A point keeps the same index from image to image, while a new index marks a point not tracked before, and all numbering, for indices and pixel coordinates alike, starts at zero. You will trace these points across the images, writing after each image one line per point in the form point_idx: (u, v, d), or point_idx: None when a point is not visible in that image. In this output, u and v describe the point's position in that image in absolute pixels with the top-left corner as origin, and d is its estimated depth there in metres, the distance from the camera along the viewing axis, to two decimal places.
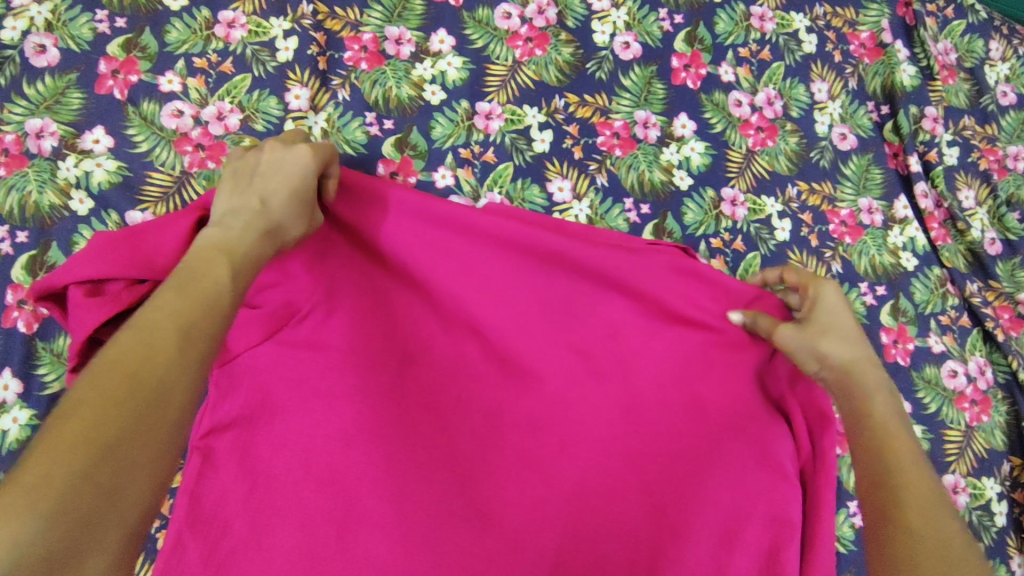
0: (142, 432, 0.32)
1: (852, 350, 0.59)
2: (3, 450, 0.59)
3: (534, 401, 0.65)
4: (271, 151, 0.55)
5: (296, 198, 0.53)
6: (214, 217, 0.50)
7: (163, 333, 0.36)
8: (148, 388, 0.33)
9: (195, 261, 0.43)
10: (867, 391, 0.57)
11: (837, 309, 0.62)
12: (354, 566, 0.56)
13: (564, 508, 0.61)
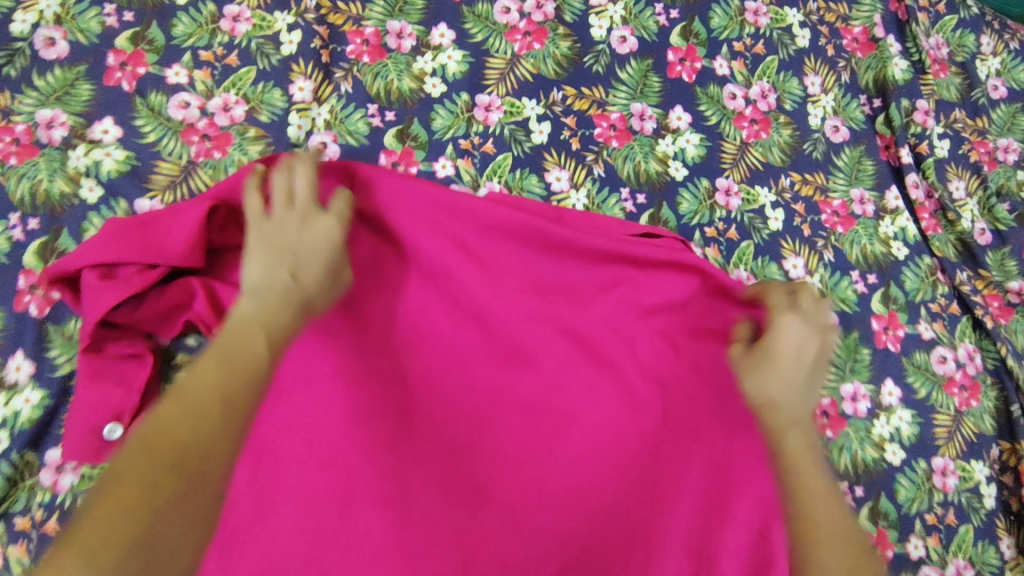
0: (184, 499, 0.39)
1: (790, 389, 0.59)
2: (17, 429, 0.61)
3: (532, 384, 0.67)
4: (302, 223, 0.56)
5: (326, 271, 0.55)
6: (247, 290, 0.52)
7: (203, 406, 0.42)
8: (186, 460, 0.40)
9: (237, 330, 0.48)
10: (782, 425, 0.57)
11: (790, 347, 0.61)
12: (354, 543, 0.57)
13: (561, 488, 0.63)
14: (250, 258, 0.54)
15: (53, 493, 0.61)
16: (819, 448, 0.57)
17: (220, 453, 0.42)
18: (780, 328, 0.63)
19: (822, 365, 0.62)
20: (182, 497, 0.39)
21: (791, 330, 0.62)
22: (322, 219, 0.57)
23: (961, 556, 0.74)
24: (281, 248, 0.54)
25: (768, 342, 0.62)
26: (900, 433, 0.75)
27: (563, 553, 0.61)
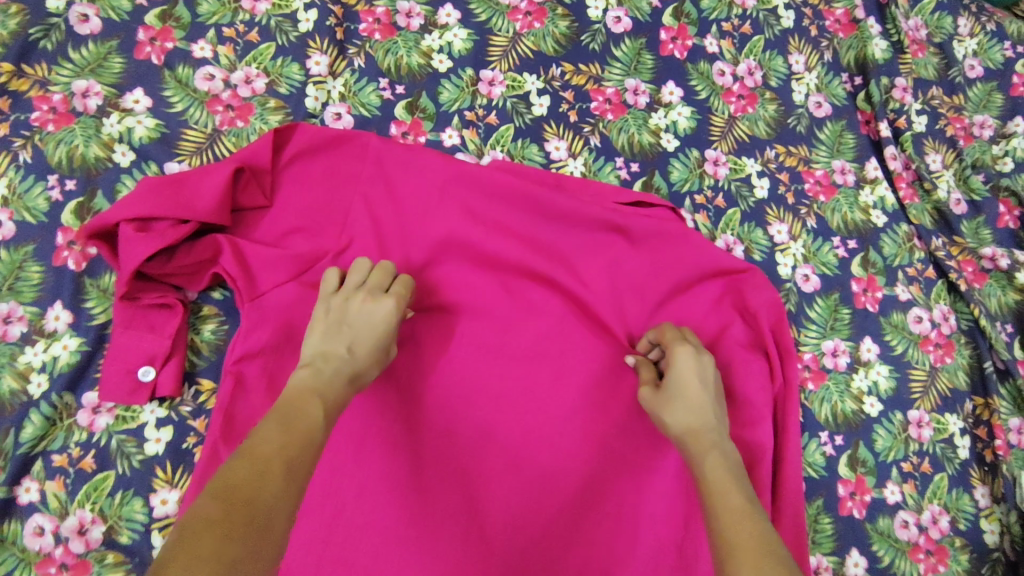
0: (259, 537, 0.42)
1: (697, 416, 0.63)
2: (56, 373, 0.66)
3: (532, 335, 0.72)
4: (361, 301, 0.63)
5: (377, 347, 0.62)
6: (308, 359, 0.60)
7: (274, 462, 0.48)
8: (263, 504, 0.44)
9: (294, 399, 0.55)
10: (701, 450, 0.60)
11: (688, 377, 0.65)
12: (371, 477, 0.65)
13: (559, 430, 0.69)
14: (316, 331, 0.63)
15: (89, 433, 0.66)
16: (738, 459, 0.61)
17: (285, 503, 0.46)
18: (676, 359, 0.66)
19: (716, 389, 0.67)
20: (258, 535, 0.42)
21: (688, 360, 0.65)
22: (383, 301, 0.63)
23: (936, 502, 0.79)
24: (340, 325, 0.62)
25: (669, 376, 0.65)
26: (877, 387, 0.80)
27: (558, 488, 0.67)
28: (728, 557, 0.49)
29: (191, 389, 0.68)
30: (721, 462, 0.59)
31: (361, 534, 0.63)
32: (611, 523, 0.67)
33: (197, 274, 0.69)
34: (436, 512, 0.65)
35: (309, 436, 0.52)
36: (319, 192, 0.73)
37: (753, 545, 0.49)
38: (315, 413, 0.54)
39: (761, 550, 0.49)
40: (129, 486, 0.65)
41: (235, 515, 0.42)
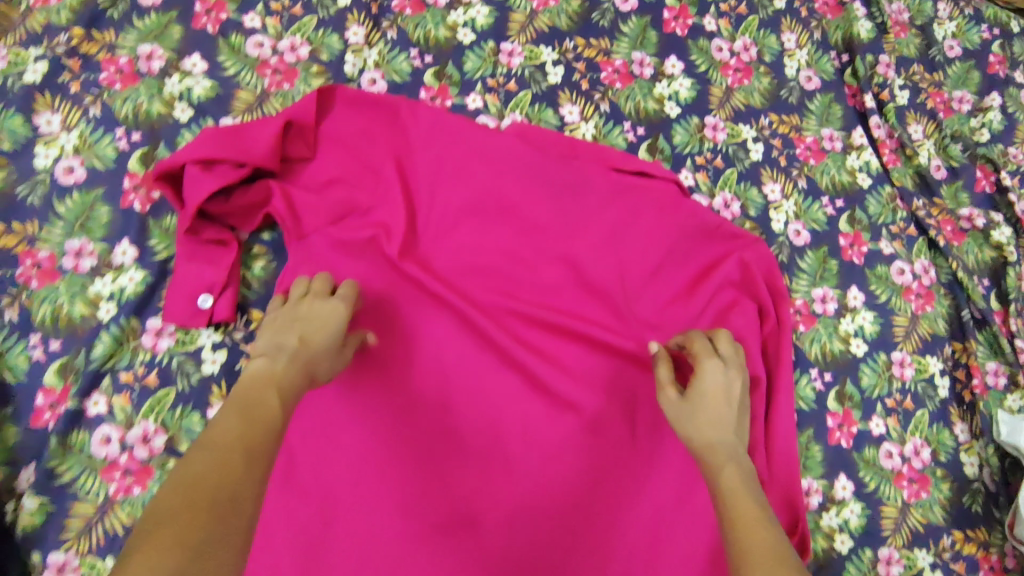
0: (222, 516, 0.46)
1: (721, 428, 0.67)
2: (124, 300, 0.74)
3: (545, 279, 0.81)
4: (312, 304, 0.69)
5: (329, 342, 0.66)
6: (262, 351, 0.63)
7: (231, 446, 0.51)
8: (222, 486, 0.48)
9: (251, 391, 0.58)
10: (721, 461, 0.64)
11: (714, 388, 0.70)
12: (402, 397, 0.75)
13: (569, 360, 0.79)
14: (269, 332, 0.66)
15: (153, 354, 0.73)
16: (754, 471, 0.64)
17: (245, 478, 0.49)
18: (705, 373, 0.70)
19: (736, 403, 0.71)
20: (221, 516, 0.46)
21: (716, 373, 0.70)
22: (332, 301, 0.69)
23: (918, 435, 0.86)
24: (293, 322, 0.67)
25: (696, 387, 0.70)
26: (863, 330, 0.88)
27: (569, 411, 0.77)
28: (743, 562, 0.53)
29: (243, 318, 0.76)
30: (738, 473, 0.63)
31: (398, 446, 0.73)
32: (618, 445, 0.76)
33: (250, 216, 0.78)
34: (464, 434, 0.75)
35: (267, 420, 0.55)
36: (358, 149, 0.82)
37: (768, 553, 0.53)
38: (271, 398, 0.57)
39: (773, 558, 0.52)
40: (188, 401, 0.73)
41: (197, 500, 0.46)
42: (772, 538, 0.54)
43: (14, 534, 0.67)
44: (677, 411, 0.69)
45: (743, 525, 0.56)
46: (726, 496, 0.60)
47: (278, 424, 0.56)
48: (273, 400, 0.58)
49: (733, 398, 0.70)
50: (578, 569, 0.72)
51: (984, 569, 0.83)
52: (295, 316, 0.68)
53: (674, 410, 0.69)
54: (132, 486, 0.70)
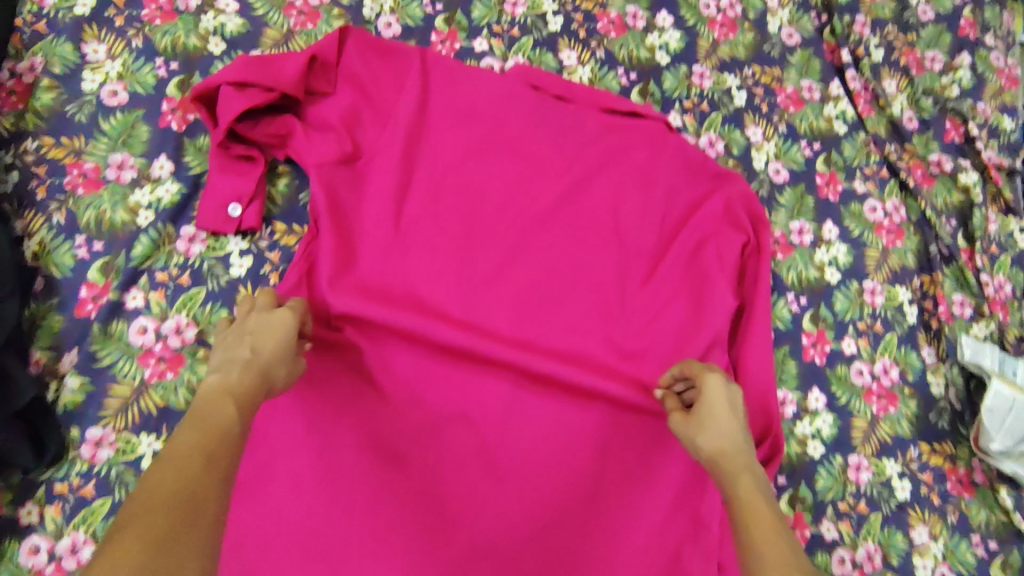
0: (187, 532, 0.47)
1: (728, 440, 0.69)
2: (161, 209, 0.81)
3: (543, 200, 0.87)
4: (259, 315, 0.69)
5: (282, 351, 0.67)
6: (216, 367, 0.64)
7: (189, 462, 0.51)
8: (185, 501, 0.48)
9: (204, 405, 0.58)
10: (737, 469, 0.66)
11: (720, 401, 0.71)
12: (408, 301, 0.81)
13: (563, 275, 0.85)
14: (219, 349, 0.67)
15: (186, 258, 0.81)
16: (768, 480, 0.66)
17: (209, 491, 0.50)
18: (707, 389, 0.72)
19: (743, 415, 0.73)
20: (186, 532, 0.47)
21: (719, 385, 0.72)
22: (279, 311, 0.70)
23: (886, 356, 0.93)
24: (242, 335, 0.67)
25: (700, 404, 0.72)
26: (837, 261, 0.95)
27: (561, 322, 0.84)
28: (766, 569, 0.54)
29: (268, 228, 0.84)
30: (753, 481, 0.65)
31: (406, 345, 0.81)
32: (606, 352, 0.84)
33: (270, 143, 0.85)
34: (464, 340, 0.80)
35: (223, 429, 0.56)
36: (372, 87, 0.88)
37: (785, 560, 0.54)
38: (226, 407, 0.58)
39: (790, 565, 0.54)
40: (217, 299, 0.80)
41: (160, 513, 0.47)
42: (787, 556, 0.55)
43: (55, 411, 0.74)
44: (684, 429, 0.71)
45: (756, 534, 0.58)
46: (741, 509, 0.62)
47: (234, 434, 0.56)
48: (229, 409, 0.58)
49: (737, 406, 0.72)
50: (567, 456, 0.80)
51: (950, 480, 0.90)
52: (243, 330, 0.68)
53: (681, 427, 0.72)
54: (165, 372, 0.77)
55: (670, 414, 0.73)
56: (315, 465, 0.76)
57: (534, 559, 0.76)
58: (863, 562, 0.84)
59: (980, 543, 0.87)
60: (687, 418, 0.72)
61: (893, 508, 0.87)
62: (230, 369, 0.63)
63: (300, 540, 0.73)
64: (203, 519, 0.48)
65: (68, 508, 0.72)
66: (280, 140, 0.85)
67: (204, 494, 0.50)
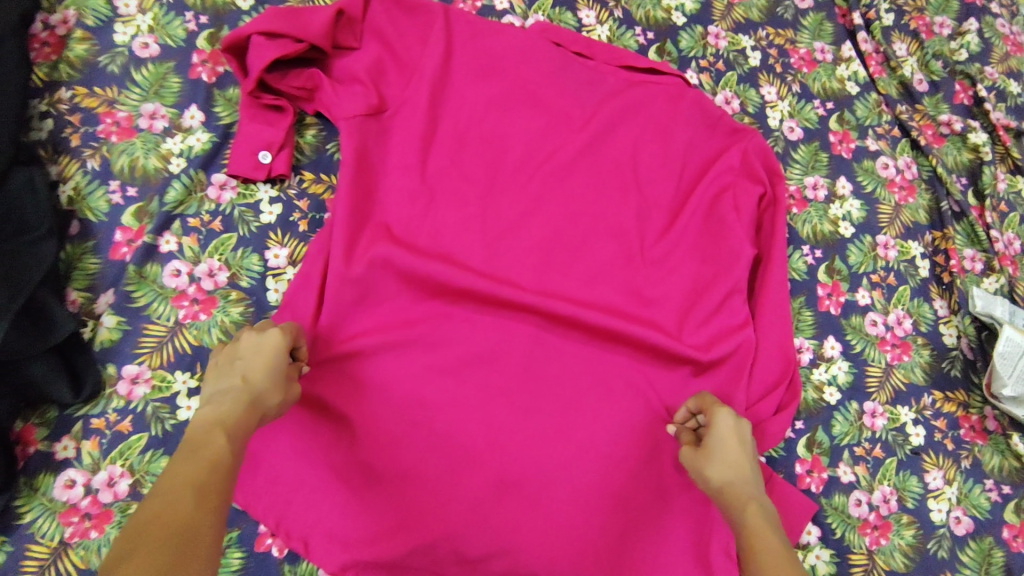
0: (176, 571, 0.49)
1: (736, 473, 0.70)
2: (192, 156, 0.83)
3: (566, 151, 0.89)
4: (249, 337, 0.70)
5: (274, 377, 0.68)
6: (212, 396, 0.65)
7: (181, 500, 0.54)
8: (175, 539, 0.51)
9: (197, 438, 0.60)
10: (744, 500, 0.68)
11: (729, 436, 0.73)
12: (433, 247, 0.83)
13: (584, 221, 0.87)
14: (213, 376, 0.68)
15: (217, 204, 0.82)
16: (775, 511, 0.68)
17: (198, 529, 0.53)
18: (719, 423, 0.74)
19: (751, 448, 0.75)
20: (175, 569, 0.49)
21: (730, 422, 0.73)
22: (268, 331, 0.70)
23: (900, 308, 0.95)
24: (234, 361, 0.68)
25: (709, 438, 0.73)
26: (851, 216, 0.97)
27: (584, 269, 0.85)
28: None
29: (297, 177, 0.86)
30: (760, 512, 0.67)
31: (433, 289, 0.82)
32: (627, 297, 0.85)
33: (298, 95, 0.87)
34: (490, 283, 0.81)
35: (214, 462, 0.58)
36: (396, 40, 0.90)
37: None
38: (217, 439, 0.60)
39: None
40: (248, 244, 0.82)
41: (152, 554, 0.49)
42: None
43: (92, 349, 0.75)
44: (692, 460, 0.73)
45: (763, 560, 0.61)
46: (752, 541, 0.64)
47: (226, 464, 0.59)
48: (220, 440, 0.60)
49: (746, 441, 0.74)
50: (591, 396, 0.81)
51: (963, 427, 0.91)
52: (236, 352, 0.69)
53: (690, 460, 0.73)
54: (199, 313, 0.78)
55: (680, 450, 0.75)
56: (350, 400, 0.79)
57: (561, 493, 0.78)
58: (879, 504, 0.86)
59: (994, 488, 0.89)
60: (695, 453, 0.74)
61: (907, 453, 0.89)
62: (222, 399, 0.64)
63: (331, 471, 0.77)
64: (196, 554, 0.51)
65: (105, 442, 0.73)
66: (308, 93, 0.87)
67: (194, 541, 0.52)
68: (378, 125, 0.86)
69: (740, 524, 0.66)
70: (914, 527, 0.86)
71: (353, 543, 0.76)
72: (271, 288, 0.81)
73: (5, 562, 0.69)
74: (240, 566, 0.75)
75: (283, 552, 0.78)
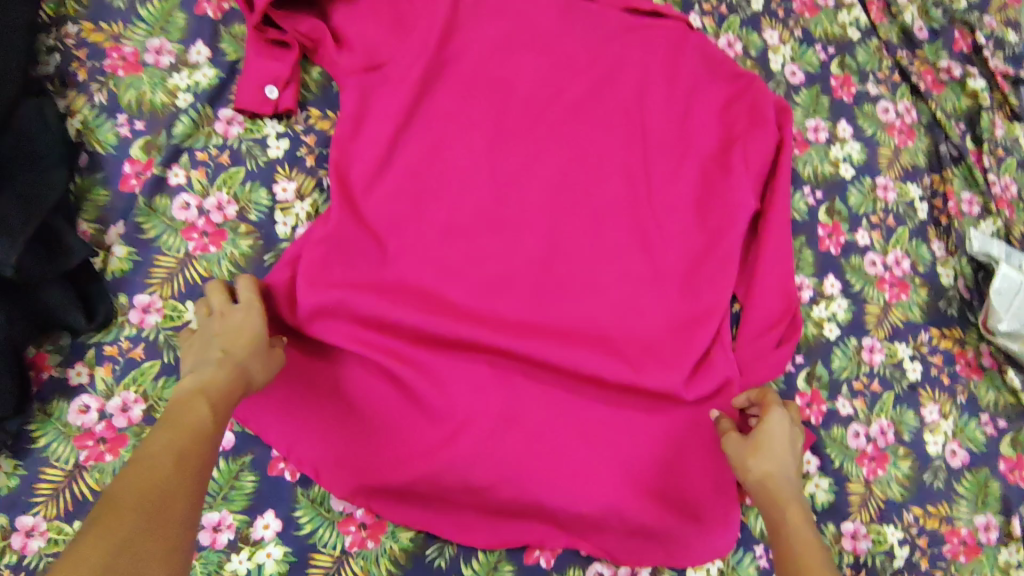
0: (151, 538, 0.49)
1: (780, 471, 0.72)
2: (199, 91, 0.83)
3: (571, 89, 0.89)
4: (230, 315, 0.70)
5: (256, 347, 0.68)
6: (193, 368, 0.65)
7: (161, 463, 0.54)
8: (153, 503, 0.51)
9: (180, 403, 0.60)
10: (786, 495, 0.71)
11: (779, 434, 0.74)
12: (440, 179, 0.82)
13: (592, 156, 0.86)
14: (192, 352, 0.68)
15: (224, 138, 0.83)
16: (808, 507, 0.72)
17: (177, 496, 0.53)
18: (771, 424, 0.74)
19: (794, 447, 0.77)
20: (150, 536, 0.50)
21: (783, 421, 0.75)
22: (251, 309, 0.70)
23: (899, 248, 0.96)
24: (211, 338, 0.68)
25: (762, 434, 0.74)
26: (851, 157, 0.98)
27: (594, 202, 0.84)
28: None
29: (303, 113, 0.86)
30: (800, 508, 0.70)
31: (440, 218, 0.80)
32: (636, 229, 0.84)
33: (305, 43, 0.85)
34: (497, 216, 0.81)
35: (197, 431, 0.58)
36: None
37: None
38: (201, 406, 0.60)
39: None
40: (256, 178, 0.82)
41: (130, 516, 0.50)
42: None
43: (103, 278, 0.76)
44: (738, 449, 0.74)
45: (804, 555, 0.65)
46: (791, 536, 0.68)
47: (206, 433, 0.59)
48: (203, 409, 0.60)
49: (792, 439, 0.76)
50: (599, 328, 0.80)
51: (960, 362, 0.93)
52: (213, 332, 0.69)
53: (737, 451, 0.74)
54: (209, 246, 0.79)
55: (726, 432, 0.76)
56: (354, 330, 0.77)
57: (569, 422, 0.77)
58: (877, 437, 0.88)
59: (989, 422, 0.91)
60: (743, 440, 0.74)
61: (905, 388, 0.91)
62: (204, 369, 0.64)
63: (339, 400, 0.76)
64: (172, 522, 0.51)
65: (118, 368, 0.74)
66: (313, 43, 0.85)
67: (171, 508, 0.52)
68: (384, 65, 0.85)
69: (782, 517, 0.69)
70: (910, 458, 0.88)
71: (360, 469, 0.75)
72: (279, 221, 0.81)
73: (19, 484, 0.70)
74: (253, 490, 0.74)
75: (296, 476, 0.76)
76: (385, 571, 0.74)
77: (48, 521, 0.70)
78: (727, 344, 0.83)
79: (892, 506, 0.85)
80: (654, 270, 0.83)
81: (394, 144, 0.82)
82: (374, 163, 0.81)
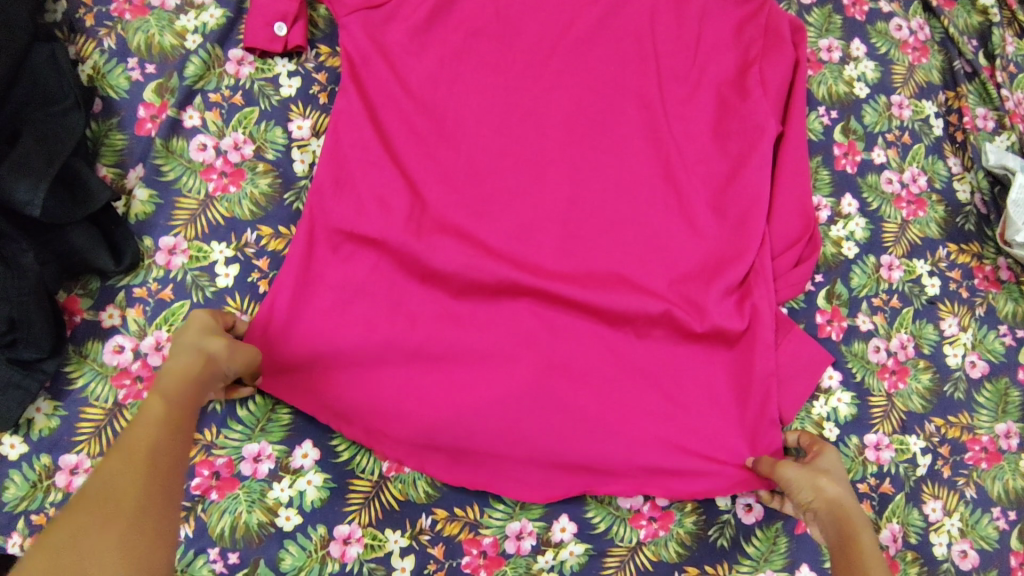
0: (99, 523, 0.48)
1: (846, 493, 0.71)
2: (207, 33, 0.83)
3: (582, 13, 0.87)
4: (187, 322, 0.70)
5: (205, 331, 0.67)
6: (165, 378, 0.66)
7: (112, 458, 0.53)
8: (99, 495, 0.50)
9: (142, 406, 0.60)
10: (856, 520, 0.69)
11: (834, 465, 0.75)
12: (454, 111, 0.82)
13: (606, 82, 0.85)
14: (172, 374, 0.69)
15: (236, 79, 0.83)
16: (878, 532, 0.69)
17: (132, 483, 0.52)
18: (825, 453, 0.76)
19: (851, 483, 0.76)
20: (98, 522, 0.48)
21: (836, 455, 0.76)
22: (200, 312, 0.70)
23: (914, 165, 0.96)
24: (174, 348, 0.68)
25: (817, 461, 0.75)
26: (866, 77, 0.97)
27: (610, 127, 0.83)
28: None
29: (313, 51, 0.85)
30: (870, 530, 0.68)
31: (456, 150, 0.80)
32: (652, 152, 0.83)
33: None
34: (513, 145, 0.81)
35: (151, 423, 0.57)
36: None
37: None
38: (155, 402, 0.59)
39: None
40: (270, 118, 0.82)
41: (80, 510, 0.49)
42: None
43: (128, 221, 0.77)
44: (798, 473, 0.72)
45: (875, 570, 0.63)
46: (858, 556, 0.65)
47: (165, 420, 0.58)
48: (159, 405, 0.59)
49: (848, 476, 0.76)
50: (622, 251, 0.80)
51: (978, 276, 0.94)
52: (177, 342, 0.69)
53: (800, 474, 0.72)
54: (228, 185, 0.79)
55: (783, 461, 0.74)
56: (379, 262, 0.78)
57: (594, 345, 0.78)
58: (897, 351, 0.89)
59: (1008, 333, 0.92)
60: (802, 467, 0.73)
61: (924, 303, 0.91)
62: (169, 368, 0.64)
63: None
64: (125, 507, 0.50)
65: (149, 309, 0.75)
66: None
67: (124, 494, 0.51)
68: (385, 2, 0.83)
69: (853, 538, 0.67)
70: (930, 371, 0.89)
71: (383, 403, 0.74)
72: (296, 159, 0.81)
73: (60, 425, 0.72)
74: (290, 422, 0.77)
75: None
76: (423, 493, 0.77)
77: (91, 458, 0.71)
78: (766, 274, 0.82)
79: (913, 418, 0.87)
80: (673, 192, 0.83)
81: (403, 77, 0.82)
82: (388, 97, 0.81)
